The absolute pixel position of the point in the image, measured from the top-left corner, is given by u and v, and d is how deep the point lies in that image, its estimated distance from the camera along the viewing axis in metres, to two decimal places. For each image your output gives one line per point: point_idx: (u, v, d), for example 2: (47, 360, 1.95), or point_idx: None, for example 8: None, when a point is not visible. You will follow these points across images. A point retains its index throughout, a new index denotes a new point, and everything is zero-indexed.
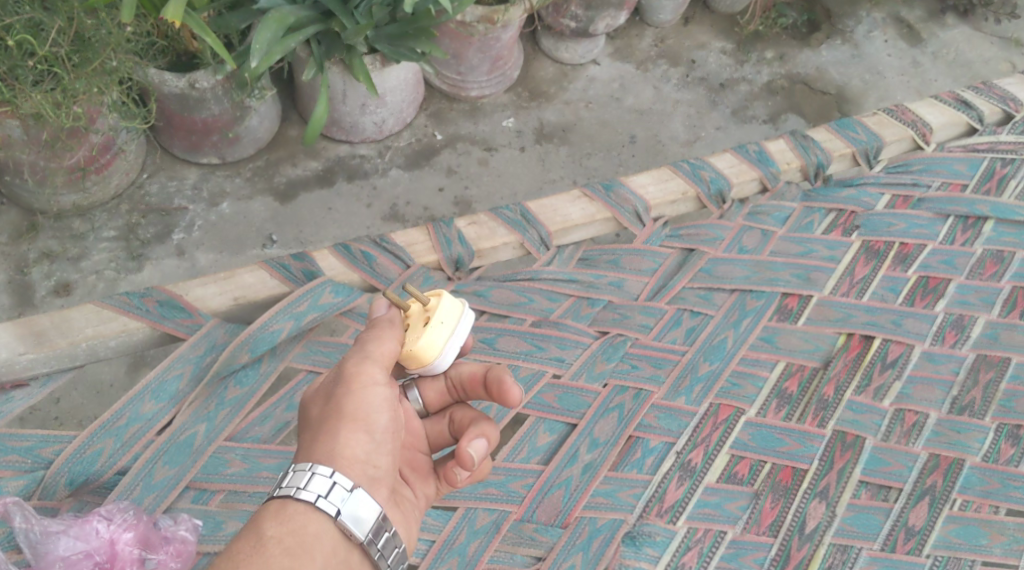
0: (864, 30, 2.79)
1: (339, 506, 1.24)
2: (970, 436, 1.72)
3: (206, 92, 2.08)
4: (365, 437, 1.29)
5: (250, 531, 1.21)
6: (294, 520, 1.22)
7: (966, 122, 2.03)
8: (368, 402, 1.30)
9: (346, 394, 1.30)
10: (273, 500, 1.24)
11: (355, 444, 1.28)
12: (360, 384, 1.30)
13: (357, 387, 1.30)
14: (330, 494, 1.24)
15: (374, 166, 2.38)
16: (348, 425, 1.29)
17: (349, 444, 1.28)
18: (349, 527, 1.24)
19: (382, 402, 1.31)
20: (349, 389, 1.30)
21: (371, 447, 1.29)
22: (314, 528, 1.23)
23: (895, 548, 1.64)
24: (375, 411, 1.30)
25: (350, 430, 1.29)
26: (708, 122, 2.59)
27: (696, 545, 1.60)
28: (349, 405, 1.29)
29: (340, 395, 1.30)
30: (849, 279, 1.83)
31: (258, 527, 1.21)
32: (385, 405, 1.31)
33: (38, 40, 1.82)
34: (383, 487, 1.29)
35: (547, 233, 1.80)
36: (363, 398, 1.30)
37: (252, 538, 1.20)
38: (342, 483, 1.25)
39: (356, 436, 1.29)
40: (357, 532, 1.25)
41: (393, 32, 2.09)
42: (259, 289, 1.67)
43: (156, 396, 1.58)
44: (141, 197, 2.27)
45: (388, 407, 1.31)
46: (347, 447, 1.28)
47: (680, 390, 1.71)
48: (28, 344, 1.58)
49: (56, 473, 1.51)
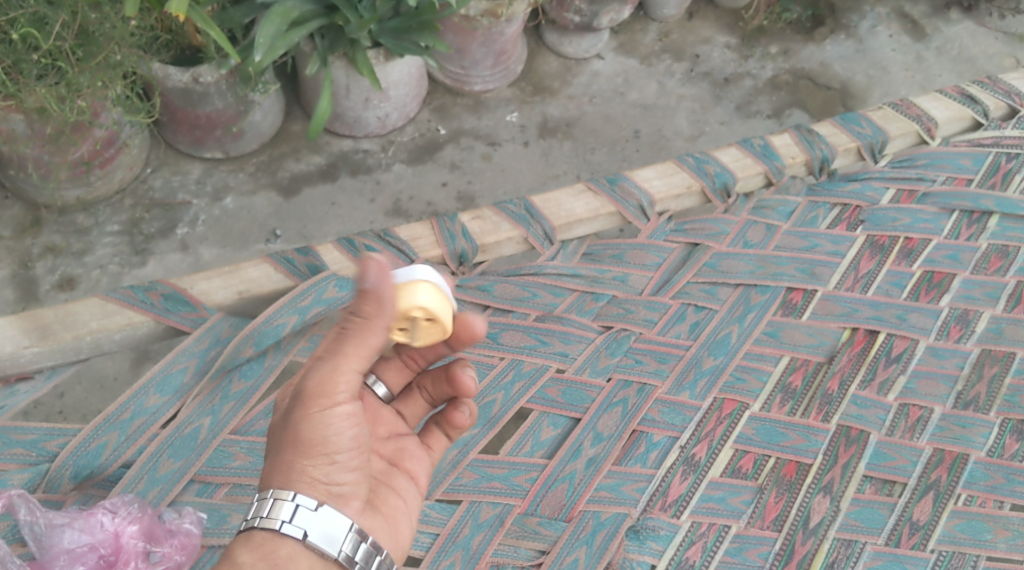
0: (868, 25, 2.79)
1: (305, 526, 1.25)
2: (975, 431, 1.71)
3: (209, 87, 2.07)
4: (326, 460, 1.28)
5: (225, 561, 1.24)
6: (264, 546, 1.25)
7: (971, 116, 2.02)
8: (329, 424, 1.27)
9: (304, 416, 1.27)
10: (241, 531, 1.27)
11: (317, 467, 1.27)
12: (320, 408, 1.26)
13: (317, 410, 1.26)
14: (293, 517, 1.25)
15: (378, 161, 2.38)
16: (308, 452, 1.27)
17: (310, 467, 1.27)
18: (320, 545, 1.25)
19: (344, 421, 1.28)
20: (307, 409, 1.26)
21: (335, 467, 1.28)
22: (285, 552, 1.25)
23: (900, 542, 1.63)
24: (335, 433, 1.27)
25: (311, 455, 1.27)
26: (712, 117, 2.59)
27: (701, 539, 1.60)
28: (308, 428, 1.27)
29: (297, 418, 1.27)
30: (854, 274, 1.83)
31: (229, 559, 1.24)
32: (347, 424, 1.28)
33: (43, 34, 1.82)
34: (351, 503, 1.30)
35: (551, 227, 1.79)
36: (321, 423, 1.27)
37: (225, 568, 1.23)
38: (305, 504, 1.25)
39: (317, 460, 1.27)
40: (330, 548, 1.26)
41: (397, 26, 2.09)
42: (264, 283, 1.67)
43: (161, 389, 1.58)
44: (145, 191, 2.27)
45: (351, 424, 1.28)
46: (308, 471, 1.27)
47: (684, 384, 1.71)
48: (33, 338, 1.58)
49: (61, 466, 1.52)
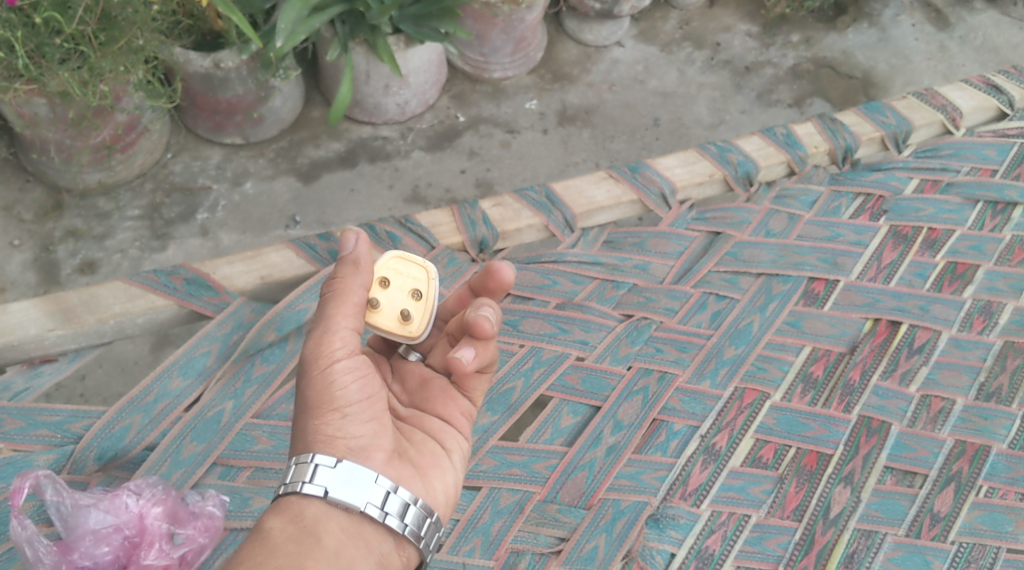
0: (891, 14, 2.77)
1: (326, 484, 1.25)
2: (997, 423, 1.70)
3: (230, 72, 2.07)
4: (337, 416, 1.29)
5: (255, 530, 1.23)
6: (292, 508, 1.25)
7: (996, 107, 2.02)
8: (332, 380, 1.29)
9: (308, 382, 1.30)
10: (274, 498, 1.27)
11: (330, 424, 1.29)
12: (321, 365, 1.29)
13: (318, 368, 1.29)
14: (314, 477, 1.26)
15: (396, 148, 2.38)
16: (317, 412, 1.29)
17: (323, 426, 1.29)
18: (345, 500, 1.25)
19: (347, 375, 1.30)
20: (309, 372, 1.30)
21: (348, 421, 1.30)
22: (312, 512, 1.25)
23: (920, 534, 1.63)
24: (340, 387, 1.29)
25: (321, 414, 1.29)
26: (733, 105, 2.58)
27: (720, 528, 1.60)
28: (315, 390, 1.29)
29: (304, 385, 1.30)
30: (876, 264, 1.82)
31: (259, 523, 1.24)
32: (352, 377, 1.30)
33: (66, 18, 1.79)
34: (374, 455, 1.30)
35: (572, 214, 1.79)
36: (325, 381, 1.29)
37: (255, 533, 1.22)
38: (324, 462, 1.26)
39: (329, 418, 1.29)
40: (357, 502, 1.26)
41: (417, 12, 2.09)
42: (285, 268, 1.67)
43: (184, 371, 1.60)
44: (165, 176, 2.27)
45: (356, 376, 1.30)
46: (323, 430, 1.29)
47: (705, 373, 1.70)
48: (57, 321, 1.59)
49: (86, 448, 1.53)
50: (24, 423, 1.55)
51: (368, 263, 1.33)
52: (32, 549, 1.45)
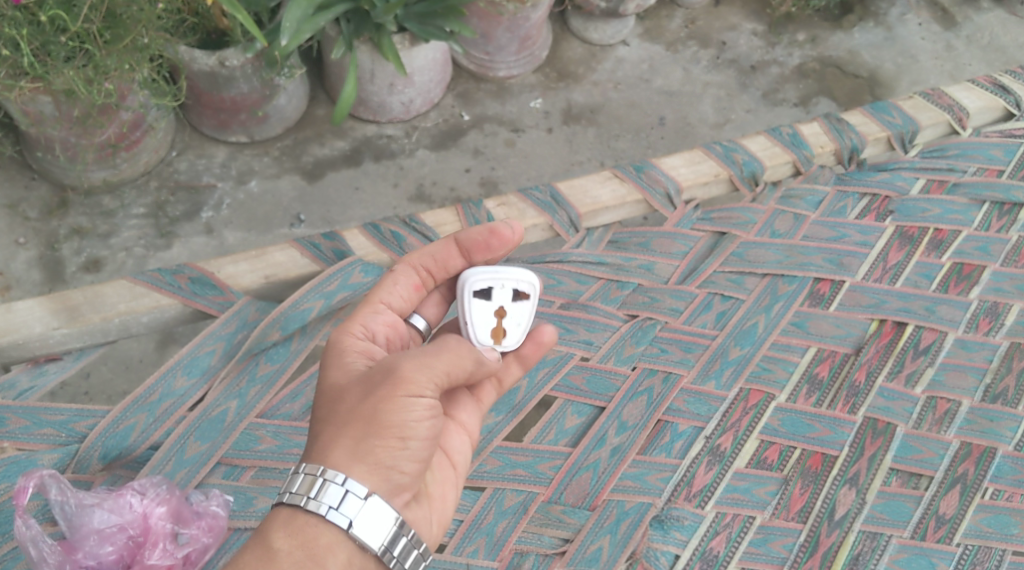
0: (898, 13, 2.76)
1: (351, 518, 1.24)
2: (1003, 425, 1.69)
3: (235, 70, 2.07)
4: (398, 445, 1.27)
5: (262, 543, 1.23)
6: (306, 531, 1.25)
7: (1003, 107, 2.01)
8: (409, 410, 1.27)
9: (388, 398, 1.27)
10: (280, 508, 1.26)
11: (387, 449, 1.26)
12: (405, 392, 1.27)
13: (403, 394, 1.27)
14: (341, 506, 1.24)
15: (401, 146, 2.38)
16: (382, 432, 1.26)
17: (379, 448, 1.26)
18: (362, 537, 1.25)
19: (426, 413, 1.28)
20: (394, 394, 1.27)
21: (404, 453, 1.27)
22: (325, 540, 1.25)
23: (925, 536, 1.62)
24: (414, 420, 1.27)
25: (384, 436, 1.26)
26: (739, 104, 2.57)
27: (725, 529, 1.60)
28: (389, 412, 1.26)
29: (381, 397, 1.27)
30: (882, 265, 1.82)
31: (269, 537, 1.24)
32: (428, 414, 1.28)
33: (70, 16, 1.79)
34: (402, 494, 1.29)
35: (576, 214, 1.79)
36: (404, 408, 1.26)
37: (262, 548, 1.23)
38: (355, 492, 1.25)
39: (389, 443, 1.26)
40: (372, 543, 1.25)
41: (422, 10, 2.09)
42: (290, 267, 1.67)
43: (189, 371, 1.60)
44: (170, 174, 2.27)
45: (431, 416, 1.28)
46: (375, 453, 1.26)
47: (710, 373, 1.70)
48: (61, 319, 1.59)
49: (90, 447, 1.53)
50: (29, 421, 1.54)
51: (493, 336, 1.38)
52: (36, 548, 1.45)
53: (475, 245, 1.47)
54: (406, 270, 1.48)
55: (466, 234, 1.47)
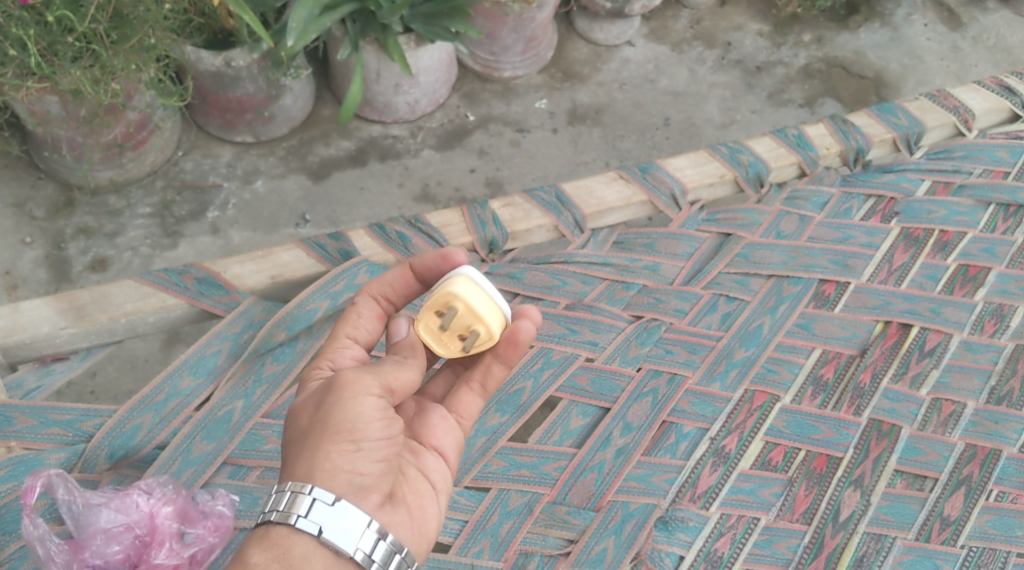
0: (903, 13, 2.76)
1: (321, 522, 1.24)
2: (1008, 427, 1.70)
3: (241, 71, 2.07)
4: (352, 448, 1.27)
5: (237, 560, 1.24)
6: (279, 543, 1.25)
7: (1009, 108, 2.00)
8: (358, 412, 1.27)
9: (335, 402, 1.28)
10: (258, 527, 1.27)
11: (342, 455, 1.26)
12: (351, 393, 1.28)
13: (349, 396, 1.28)
14: (310, 512, 1.24)
15: (406, 146, 2.38)
16: (334, 436, 1.27)
17: (334, 453, 1.26)
18: (336, 542, 1.24)
19: (377, 411, 1.28)
20: (341, 398, 1.28)
21: (360, 456, 1.27)
22: (299, 550, 1.24)
23: (930, 538, 1.62)
24: (365, 420, 1.27)
25: (336, 440, 1.27)
26: (744, 105, 2.57)
27: (730, 531, 1.60)
28: (339, 415, 1.27)
29: (330, 404, 1.28)
30: (887, 267, 1.82)
31: (244, 554, 1.24)
32: (378, 414, 1.28)
33: (77, 16, 1.80)
34: (370, 496, 1.28)
35: (581, 215, 1.79)
36: (353, 408, 1.27)
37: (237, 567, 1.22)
38: (322, 498, 1.25)
39: (342, 446, 1.27)
40: (347, 546, 1.25)
41: (427, 11, 2.10)
42: (296, 268, 1.68)
43: (195, 371, 1.60)
44: (176, 174, 2.28)
45: (382, 416, 1.29)
46: (332, 458, 1.26)
47: (715, 375, 1.70)
48: (69, 319, 1.60)
49: (97, 447, 1.54)
50: (36, 421, 1.55)
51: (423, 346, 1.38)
52: (43, 547, 1.45)
53: (429, 269, 1.42)
54: (366, 300, 1.43)
55: (419, 259, 1.42)
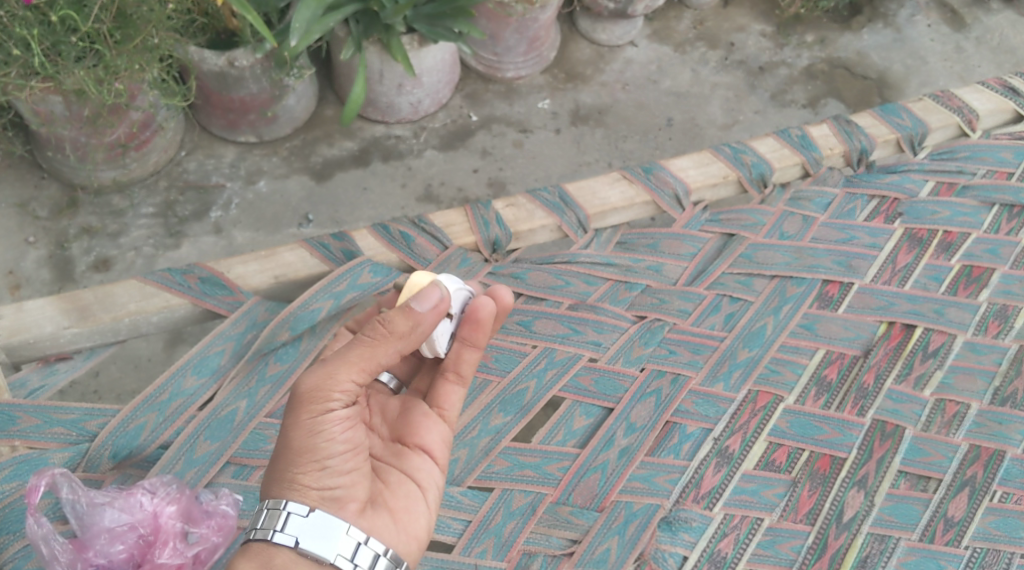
0: (907, 14, 2.76)
1: (297, 534, 1.28)
2: (1012, 428, 1.70)
3: (244, 71, 2.07)
4: (318, 467, 1.30)
5: None
6: (261, 554, 1.29)
7: (1013, 109, 2.00)
8: (320, 429, 1.30)
9: (298, 423, 1.30)
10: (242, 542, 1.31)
11: (308, 474, 1.30)
12: (312, 412, 1.29)
13: (310, 415, 1.29)
14: (285, 526, 1.28)
15: (409, 147, 2.38)
16: (299, 459, 1.30)
17: (301, 474, 1.30)
18: (314, 551, 1.28)
19: (337, 426, 1.31)
20: (300, 415, 1.30)
21: (327, 472, 1.31)
22: (281, 560, 1.28)
23: (934, 538, 1.62)
24: (327, 438, 1.30)
25: (302, 461, 1.30)
26: (747, 106, 2.57)
27: (733, 532, 1.60)
28: (301, 436, 1.30)
29: (293, 423, 1.30)
30: (891, 267, 1.82)
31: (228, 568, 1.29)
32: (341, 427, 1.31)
33: (81, 16, 1.80)
34: (347, 505, 1.32)
35: (585, 216, 1.79)
36: (315, 427, 1.30)
37: None
38: (296, 511, 1.29)
39: (308, 467, 1.30)
40: (326, 554, 1.28)
41: (431, 11, 2.10)
42: (299, 267, 1.68)
43: (199, 370, 1.60)
44: (179, 174, 2.28)
45: (346, 428, 1.32)
46: (299, 479, 1.30)
47: (718, 375, 1.70)
48: (73, 319, 1.60)
49: (101, 446, 1.54)
50: (40, 420, 1.54)
51: (423, 324, 1.31)
52: (47, 547, 1.45)
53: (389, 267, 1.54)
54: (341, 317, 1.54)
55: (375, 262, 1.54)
